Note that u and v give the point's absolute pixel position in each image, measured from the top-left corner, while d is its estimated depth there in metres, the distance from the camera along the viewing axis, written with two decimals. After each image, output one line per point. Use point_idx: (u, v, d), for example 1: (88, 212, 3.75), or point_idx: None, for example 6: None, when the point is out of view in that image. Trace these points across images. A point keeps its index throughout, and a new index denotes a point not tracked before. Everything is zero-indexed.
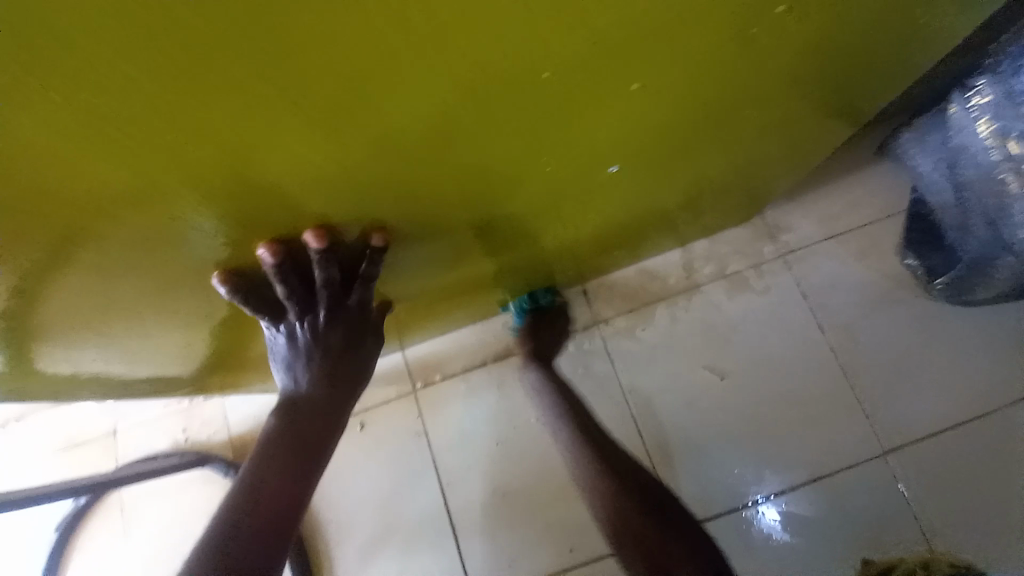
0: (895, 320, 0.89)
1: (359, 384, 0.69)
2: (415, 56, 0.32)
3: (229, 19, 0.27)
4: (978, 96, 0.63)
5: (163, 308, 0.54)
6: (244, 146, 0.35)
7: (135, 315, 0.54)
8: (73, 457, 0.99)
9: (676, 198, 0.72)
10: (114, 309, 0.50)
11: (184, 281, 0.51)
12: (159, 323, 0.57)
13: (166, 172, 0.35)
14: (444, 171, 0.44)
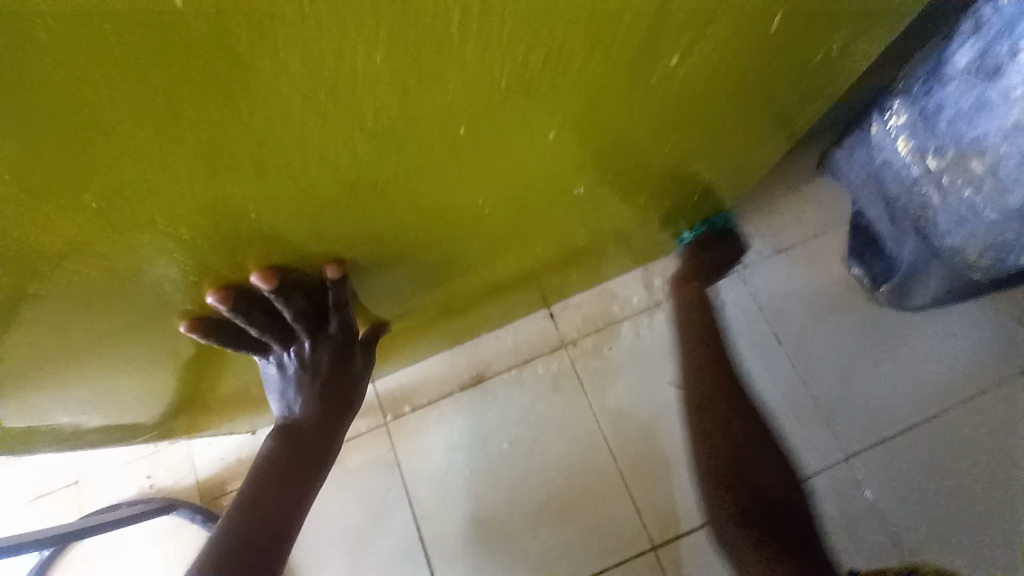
0: (842, 329, 0.93)
1: (356, 399, 0.67)
2: (337, 94, 0.32)
3: (165, 74, 0.27)
4: (895, 116, 0.68)
5: (132, 352, 0.52)
6: (185, 183, 0.35)
7: (109, 366, 0.52)
8: (31, 509, 0.94)
9: (662, 203, 0.72)
10: (93, 344, 0.48)
11: (153, 323, 0.49)
12: (133, 373, 0.55)
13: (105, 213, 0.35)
14: (409, 191, 0.44)
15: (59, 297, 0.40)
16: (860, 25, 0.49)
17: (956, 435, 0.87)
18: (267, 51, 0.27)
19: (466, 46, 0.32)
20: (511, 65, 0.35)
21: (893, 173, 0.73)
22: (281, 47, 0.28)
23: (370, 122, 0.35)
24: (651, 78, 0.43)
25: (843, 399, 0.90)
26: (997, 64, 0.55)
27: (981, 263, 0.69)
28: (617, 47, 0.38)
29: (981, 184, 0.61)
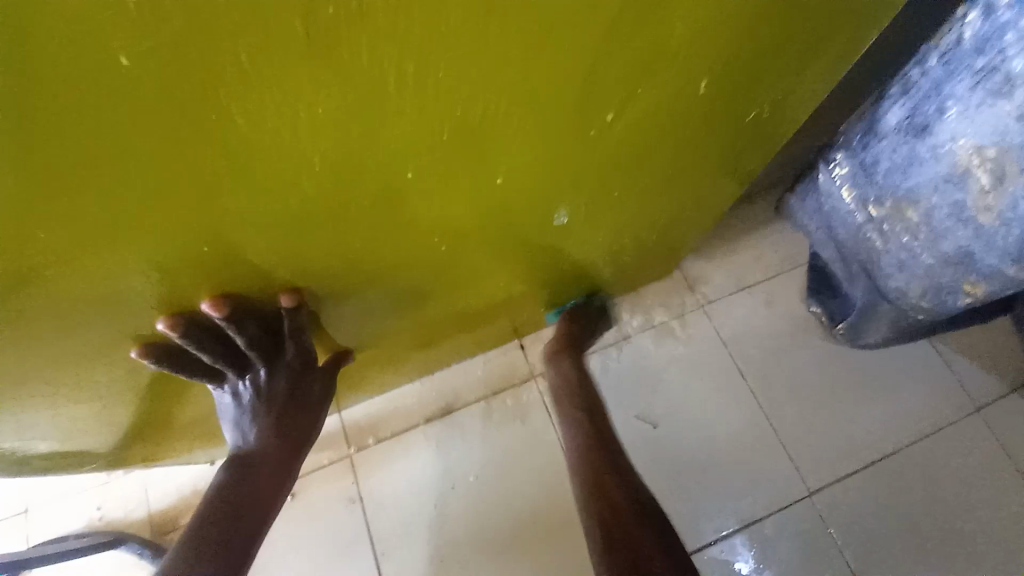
0: (803, 364, 0.96)
1: (314, 426, 0.65)
2: (282, 150, 0.33)
3: (111, 136, 0.28)
4: (838, 166, 0.72)
5: (86, 379, 0.51)
6: (132, 229, 0.35)
7: (64, 393, 0.51)
8: None
9: (627, 238, 0.74)
10: (53, 371, 0.47)
11: (111, 351, 0.49)
12: (85, 400, 0.54)
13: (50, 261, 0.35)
14: (366, 228, 0.45)
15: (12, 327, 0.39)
16: (790, 85, 0.51)
17: (901, 471, 0.91)
18: (210, 112, 0.29)
19: (414, 114, 0.34)
20: (456, 125, 0.36)
21: (840, 218, 0.77)
22: (226, 111, 0.29)
23: (318, 172, 0.36)
24: (592, 134, 0.44)
25: (806, 435, 0.93)
26: (925, 122, 0.59)
27: (923, 305, 0.72)
28: (563, 103, 0.38)
29: (917, 231, 0.66)
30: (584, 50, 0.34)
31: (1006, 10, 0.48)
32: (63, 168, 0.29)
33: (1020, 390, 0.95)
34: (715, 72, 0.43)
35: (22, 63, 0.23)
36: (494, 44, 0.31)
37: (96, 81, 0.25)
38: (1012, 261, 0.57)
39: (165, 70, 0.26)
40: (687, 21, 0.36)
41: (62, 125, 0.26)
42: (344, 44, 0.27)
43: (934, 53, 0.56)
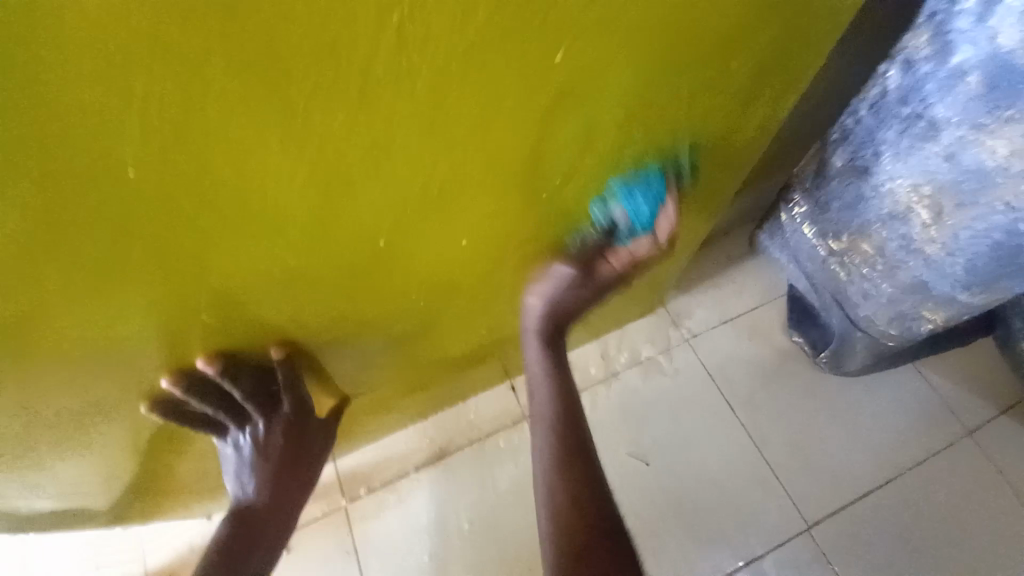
0: (790, 395, 0.97)
1: (309, 477, 0.69)
2: (264, 224, 0.38)
3: (115, 224, 0.33)
4: (797, 206, 0.77)
5: (82, 439, 0.53)
6: (131, 300, 0.39)
7: (68, 451, 0.54)
8: None
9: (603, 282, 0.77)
10: (59, 430, 0.50)
11: (110, 411, 0.51)
12: (82, 459, 0.56)
13: (56, 329, 0.39)
14: (347, 284, 0.49)
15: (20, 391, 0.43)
16: (727, 140, 0.57)
17: (898, 499, 0.91)
18: (201, 198, 0.33)
19: (380, 188, 0.39)
20: (418, 193, 0.41)
21: (806, 253, 0.81)
22: (215, 195, 0.34)
23: (297, 242, 0.41)
24: (544, 194, 0.49)
25: (799, 466, 0.93)
26: (865, 164, 0.64)
27: (891, 332, 0.75)
28: (514, 170, 0.44)
29: (874, 262, 0.69)
30: (526, 125, 0.40)
31: (923, 64, 0.53)
32: (71, 253, 0.33)
33: (1010, 413, 0.96)
34: (652, 132, 0.48)
35: (44, 171, 0.28)
36: (446, 127, 0.37)
37: (104, 180, 0.30)
38: (963, 288, 0.61)
39: (159, 165, 0.30)
40: (613, 94, 0.42)
41: (74, 218, 0.31)
42: (313, 134, 0.33)
43: (863, 103, 0.61)
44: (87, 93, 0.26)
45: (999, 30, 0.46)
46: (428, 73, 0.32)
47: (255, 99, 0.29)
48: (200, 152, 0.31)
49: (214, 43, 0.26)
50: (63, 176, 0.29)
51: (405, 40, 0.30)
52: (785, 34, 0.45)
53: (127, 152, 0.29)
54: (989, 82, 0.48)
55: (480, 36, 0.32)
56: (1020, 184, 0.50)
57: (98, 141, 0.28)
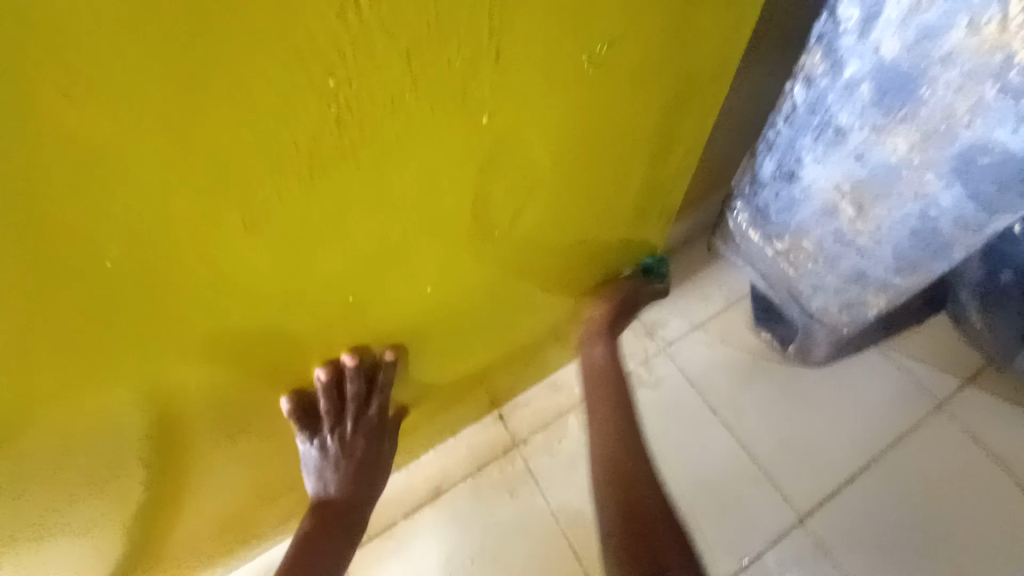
0: (766, 392, 1.01)
1: (379, 478, 0.74)
2: (226, 286, 0.40)
3: (81, 305, 0.35)
4: (741, 213, 0.81)
5: (58, 526, 0.52)
6: (103, 376, 0.40)
7: (45, 541, 0.52)
8: None
9: (569, 307, 0.80)
10: (33, 522, 0.49)
11: (89, 495, 0.51)
12: (64, 544, 0.55)
13: (25, 420, 0.39)
14: (317, 335, 0.51)
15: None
16: (662, 159, 0.62)
17: (883, 479, 0.95)
18: (163, 270, 0.36)
19: (334, 240, 0.42)
20: (371, 240, 0.44)
21: (757, 254, 0.85)
22: (176, 267, 0.36)
23: (263, 300, 0.43)
24: (494, 230, 0.52)
25: (784, 458, 0.96)
26: (791, 170, 0.69)
27: (844, 319, 0.80)
28: (459, 210, 0.47)
29: (816, 257, 0.74)
30: (462, 169, 0.44)
31: (821, 79, 0.60)
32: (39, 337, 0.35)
33: (974, 382, 1.01)
34: (586, 161, 0.53)
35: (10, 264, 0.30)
36: (388, 179, 0.40)
37: (67, 264, 0.32)
38: (896, 271, 0.66)
39: (130, 255, 0.34)
40: (541, 133, 0.46)
41: (40, 303, 0.33)
42: (264, 198, 0.36)
43: (779, 117, 0.67)
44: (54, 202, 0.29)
45: (880, 43, 0.52)
46: (366, 147, 0.37)
47: (210, 189, 0.33)
48: (165, 238, 0.34)
49: (170, 150, 0.30)
50: (28, 266, 0.31)
51: (342, 124, 0.35)
52: (688, 68, 0.51)
53: (88, 235, 0.31)
54: (879, 89, 0.55)
55: (406, 109, 0.37)
56: (923, 174, 0.56)
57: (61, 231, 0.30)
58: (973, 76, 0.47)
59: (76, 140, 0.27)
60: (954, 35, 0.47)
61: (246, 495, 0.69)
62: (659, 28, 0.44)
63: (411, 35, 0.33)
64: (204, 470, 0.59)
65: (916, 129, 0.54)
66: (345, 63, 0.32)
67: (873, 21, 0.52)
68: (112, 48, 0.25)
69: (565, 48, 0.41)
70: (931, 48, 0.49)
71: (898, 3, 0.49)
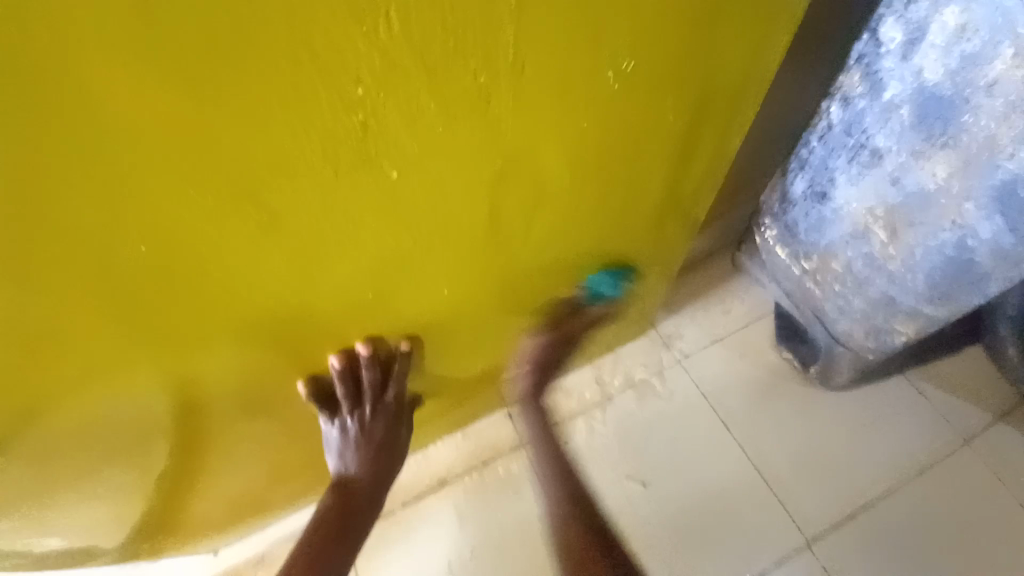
0: (781, 413, 0.99)
1: (398, 462, 0.73)
2: (250, 276, 0.42)
3: (117, 287, 0.37)
4: (768, 229, 0.79)
5: (81, 494, 0.54)
6: (133, 354, 0.43)
7: (68, 503, 0.54)
8: None
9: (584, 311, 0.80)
10: (56, 486, 0.51)
11: (113, 465, 0.53)
12: (91, 509, 0.58)
13: (63, 389, 0.42)
14: (333, 325, 0.52)
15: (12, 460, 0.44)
16: (687, 172, 0.61)
17: (898, 513, 0.92)
18: (193, 258, 0.38)
19: (353, 236, 0.44)
20: (388, 237, 0.46)
21: (782, 272, 0.82)
22: (205, 255, 0.38)
23: (285, 291, 0.45)
24: (511, 232, 0.53)
25: (796, 482, 0.94)
26: (823, 189, 0.67)
27: (869, 346, 0.77)
28: (477, 211, 0.48)
29: (844, 280, 0.72)
30: (481, 173, 0.45)
31: (859, 99, 0.58)
32: (78, 314, 0.37)
33: (1006, 419, 0.97)
34: (607, 168, 0.52)
35: (59, 248, 0.33)
36: (406, 182, 0.42)
37: (108, 249, 0.34)
38: (928, 301, 0.64)
39: (165, 247, 0.36)
40: (563, 141, 0.46)
41: (82, 283, 0.35)
42: (289, 194, 0.37)
43: (813, 134, 0.65)
44: (100, 198, 0.32)
45: (922, 66, 0.50)
46: (389, 153, 0.39)
47: (239, 188, 0.35)
48: (197, 233, 0.37)
49: (204, 152, 0.32)
50: (73, 248, 0.33)
51: (367, 131, 0.36)
52: (714, 84, 0.50)
53: (128, 224, 0.34)
54: (919, 113, 0.53)
55: (427, 117, 0.38)
56: (961, 204, 0.54)
57: (105, 218, 0.33)
58: (1017, 106, 0.45)
59: (120, 139, 0.29)
60: (1001, 62, 0.45)
61: (261, 472, 0.72)
62: (690, 40, 0.44)
63: (435, 50, 0.34)
64: (222, 447, 0.62)
65: (957, 156, 0.52)
66: (371, 75, 0.33)
67: (917, 44, 0.50)
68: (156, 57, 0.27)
69: (591, 64, 0.41)
70: (977, 74, 0.47)
71: (942, 27, 0.47)
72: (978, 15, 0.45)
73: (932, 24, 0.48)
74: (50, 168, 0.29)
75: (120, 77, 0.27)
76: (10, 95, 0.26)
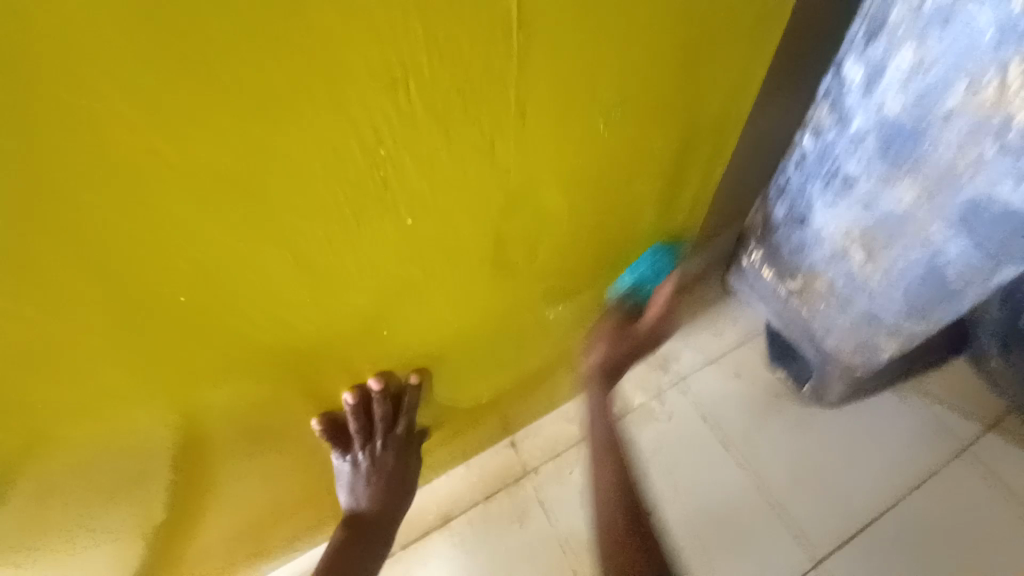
0: (781, 431, 1.00)
1: (410, 493, 0.74)
2: (267, 308, 0.44)
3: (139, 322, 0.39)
4: (754, 252, 0.83)
5: (78, 533, 0.54)
6: (146, 387, 0.44)
7: (69, 542, 0.54)
8: None
9: (579, 337, 0.82)
10: (60, 524, 0.51)
11: (115, 501, 0.53)
12: (85, 548, 0.57)
13: (78, 421, 0.43)
14: (342, 356, 0.54)
15: (17, 494, 0.45)
16: (677, 198, 0.65)
17: (901, 526, 0.93)
18: (214, 293, 0.40)
19: (364, 270, 0.46)
20: (397, 270, 0.48)
21: (769, 291, 0.86)
22: (224, 291, 0.40)
23: (299, 323, 0.47)
24: (512, 262, 0.56)
25: (798, 499, 0.95)
26: (802, 214, 0.71)
27: (857, 360, 0.80)
28: (481, 243, 0.51)
29: (829, 297, 0.75)
30: (483, 209, 0.47)
31: (829, 130, 0.62)
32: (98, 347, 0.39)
33: (998, 428, 0.99)
34: (600, 201, 0.56)
35: (89, 285, 0.34)
36: (416, 218, 0.44)
37: (133, 287, 0.36)
38: (907, 315, 0.67)
39: (195, 286, 0.38)
40: (560, 177, 0.50)
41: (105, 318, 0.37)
42: (306, 233, 0.40)
43: (789, 163, 0.69)
44: (128, 241, 0.33)
45: (883, 101, 0.55)
46: (406, 202, 0.42)
47: (263, 228, 0.37)
48: (228, 270, 0.39)
49: (229, 197, 0.34)
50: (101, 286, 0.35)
51: (387, 184, 0.40)
52: (693, 122, 0.55)
53: (154, 264, 0.35)
54: (884, 142, 0.57)
55: (438, 161, 0.41)
56: (930, 225, 0.58)
57: (133, 258, 0.34)
58: (975, 133, 0.49)
59: (153, 187, 0.31)
60: (954, 95, 0.49)
61: (264, 508, 0.72)
62: (672, 86, 0.48)
63: (450, 109, 0.38)
64: (227, 482, 0.62)
65: (921, 181, 0.56)
66: (388, 127, 0.36)
67: (876, 81, 0.55)
68: (193, 113, 0.29)
69: (588, 107, 0.45)
70: (933, 106, 0.51)
71: (899, 66, 0.52)
72: (930, 56, 0.49)
73: (889, 63, 0.53)
74: (83, 215, 0.31)
75: (158, 131, 0.29)
76: (58, 150, 0.27)
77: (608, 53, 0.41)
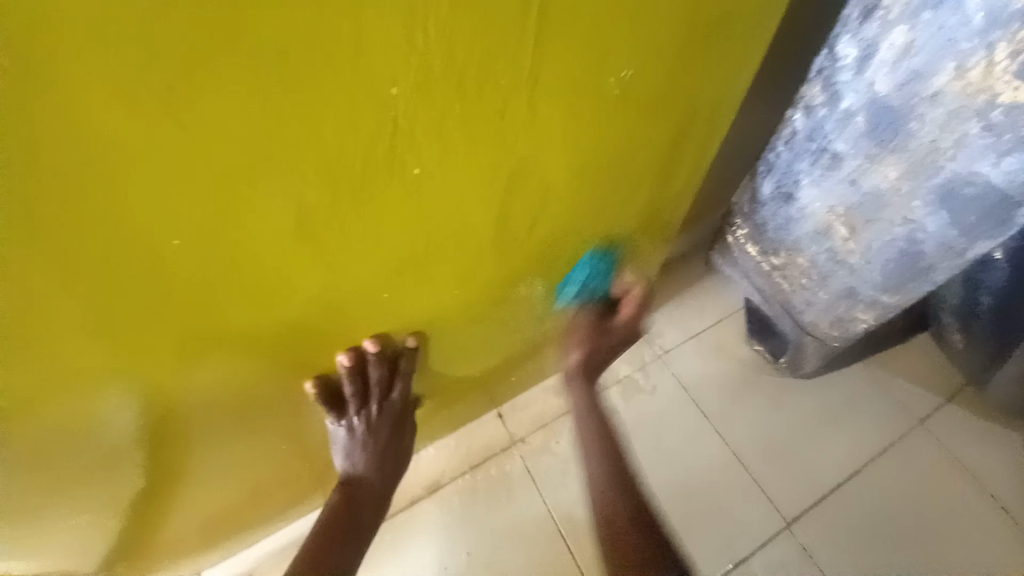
0: (757, 404, 1.05)
1: (405, 458, 0.75)
2: (270, 270, 0.42)
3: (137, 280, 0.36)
4: (740, 229, 0.85)
5: (65, 500, 0.52)
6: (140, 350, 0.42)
7: (56, 510, 0.53)
8: None
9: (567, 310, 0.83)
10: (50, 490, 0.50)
11: (99, 470, 0.52)
12: (67, 516, 0.55)
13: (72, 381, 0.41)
14: (341, 321, 0.53)
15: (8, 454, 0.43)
16: (670, 172, 0.64)
17: (864, 490, 0.99)
18: (217, 253, 0.38)
19: (367, 233, 0.44)
20: (402, 235, 0.47)
21: (753, 268, 0.88)
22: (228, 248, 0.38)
23: (301, 286, 0.45)
24: (512, 232, 0.56)
25: (770, 465, 1.00)
26: (789, 191, 0.73)
27: (833, 334, 0.84)
28: (486, 212, 0.50)
29: (810, 273, 0.78)
30: (492, 175, 0.47)
31: (821, 108, 0.63)
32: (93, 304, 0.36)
33: (955, 400, 1.06)
34: (601, 173, 0.56)
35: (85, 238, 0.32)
36: (424, 182, 0.43)
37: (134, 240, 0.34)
38: (884, 290, 0.71)
39: (199, 240, 0.36)
40: (564, 146, 0.49)
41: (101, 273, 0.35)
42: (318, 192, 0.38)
43: (780, 140, 0.70)
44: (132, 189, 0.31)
45: (874, 79, 0.56)
46: (416, 159, 0.41)
47: (272, 183, 0.36)
48: (234, 228, 0.37)
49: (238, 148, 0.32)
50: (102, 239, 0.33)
51: (398, 134, 0.38)
52: (695, 99, 0.55)
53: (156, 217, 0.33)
54: (872, 121, 0.59)
55: (450, 124, 0.40)
56: (911, 202, 0.60)
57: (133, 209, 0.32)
58: (957, 115, 0.52)
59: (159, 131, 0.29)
60: (943, 75, 0.51)
61: (249, 480, 0.71)
62: (675, 58, 0.48)
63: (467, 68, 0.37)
64: (219, 452, 0.61)
65: (905, 160, 0.58)
66: (409, 81, 0.35)
67: (869, 59, 0.56)
68: (210, 50, 0.27)
69: (602, 72, 0.44)
70: (921, 86, 0.53)
71: (890, 46, 0.54)
72: (921, 36, 0.51)
73: (881, 43, 0.54)
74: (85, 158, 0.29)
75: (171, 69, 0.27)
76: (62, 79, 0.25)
77: (622, 21, 0.41)
